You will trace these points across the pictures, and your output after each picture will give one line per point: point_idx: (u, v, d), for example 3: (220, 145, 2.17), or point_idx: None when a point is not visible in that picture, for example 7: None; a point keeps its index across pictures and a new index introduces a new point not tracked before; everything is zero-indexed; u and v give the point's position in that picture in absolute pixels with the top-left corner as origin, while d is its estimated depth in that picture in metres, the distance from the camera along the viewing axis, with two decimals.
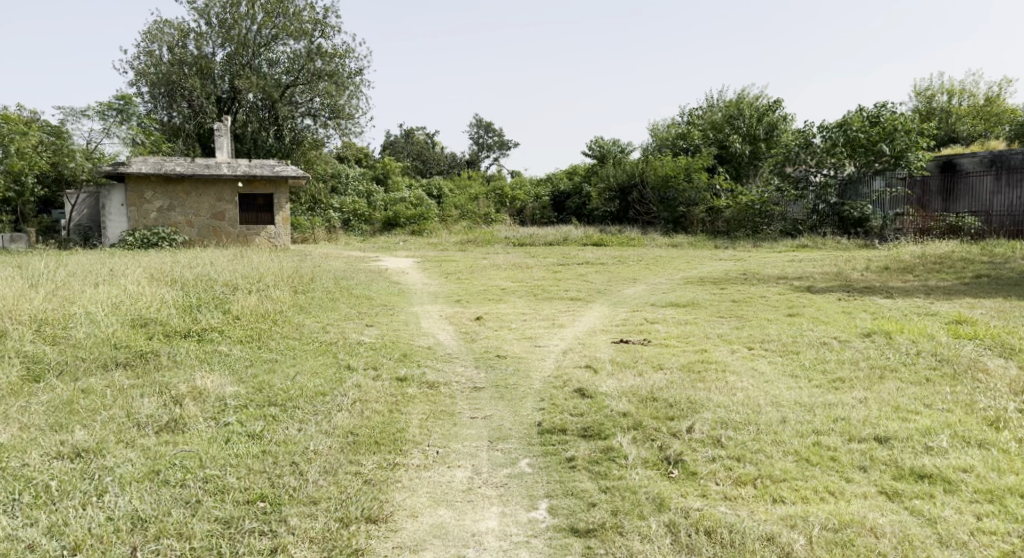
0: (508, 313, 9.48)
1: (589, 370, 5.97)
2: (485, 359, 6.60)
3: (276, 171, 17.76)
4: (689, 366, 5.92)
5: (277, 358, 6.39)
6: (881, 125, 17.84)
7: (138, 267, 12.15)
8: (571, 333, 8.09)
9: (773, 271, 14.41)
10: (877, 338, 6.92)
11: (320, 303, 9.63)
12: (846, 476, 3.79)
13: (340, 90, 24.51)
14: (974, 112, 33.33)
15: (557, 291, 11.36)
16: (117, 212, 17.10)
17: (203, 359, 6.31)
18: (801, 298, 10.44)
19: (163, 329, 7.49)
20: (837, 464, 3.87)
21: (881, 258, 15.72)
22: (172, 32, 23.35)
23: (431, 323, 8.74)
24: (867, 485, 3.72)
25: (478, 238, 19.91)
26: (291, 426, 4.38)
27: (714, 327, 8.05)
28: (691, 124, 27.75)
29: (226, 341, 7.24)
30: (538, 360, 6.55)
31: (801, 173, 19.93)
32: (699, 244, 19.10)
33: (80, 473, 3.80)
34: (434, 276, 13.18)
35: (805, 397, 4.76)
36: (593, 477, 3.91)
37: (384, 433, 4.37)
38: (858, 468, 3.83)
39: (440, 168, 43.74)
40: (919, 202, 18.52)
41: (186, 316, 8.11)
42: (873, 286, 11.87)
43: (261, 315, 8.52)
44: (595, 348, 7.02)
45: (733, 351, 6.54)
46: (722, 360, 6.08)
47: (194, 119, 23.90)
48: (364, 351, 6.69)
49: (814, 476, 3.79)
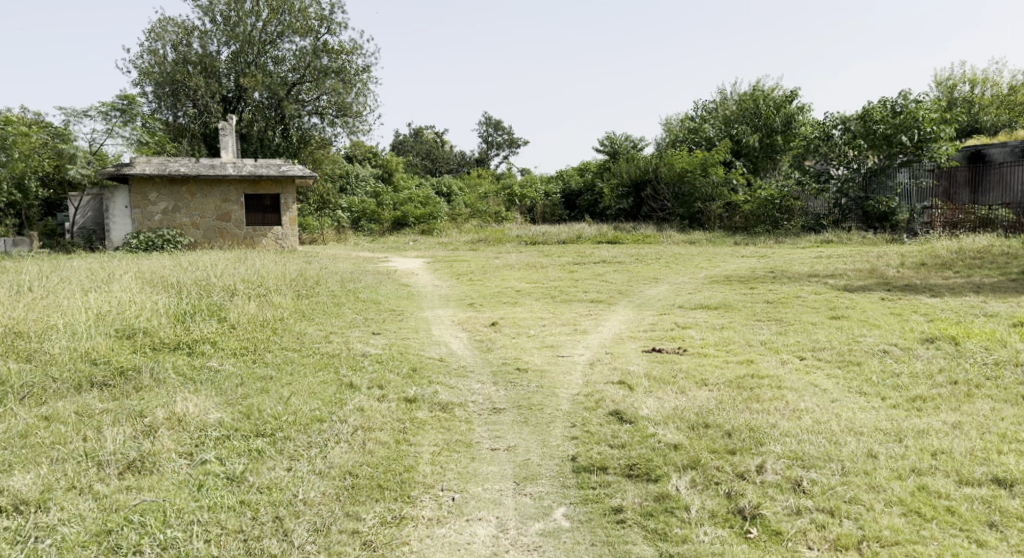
0: (526, 317, 8.81)
1: (624, 386, 5.25)
2: (504, 373, 5.89)
3: (282, 171, 17.10)
4: (738, 381, 5.21)
5: (274, 374, 5.70)
6: (901, 117, 17.07)
7: (133, 271, 11.48)
8: (596, 340, 7.37)
9: (802, 268, 13.66)
10: (943, 345, 6.22)
11: (324, 309, 8.91)
12: (973, 539, 3.12)
13: (347, 88, 23.91)
14: (998, 102, 32.33)
15: (576, 292, 10.63)
16: (121, 214, 16.48)
17: (191, 376, 5.61)
18: (840, 298, 9.71)
19: (151, 340, 6.80)
20: (958, 519, 3.21)
21: (913, 254, 14.90)
22: (176, 30, 22.71)
23: (443, 330, 8.05)
24: (1005, 551, 3.05)
25: (489, 237, 19.23)
26: (277, 465, 3.69)
27: (754, 332, 7.33)
28: (704, 117, 26.94)
29: (219, 353, 6.56)
30: (563, 374, 5.83)
31: (820, 167, 19.14)
32: (718, 241, 18.33)
33: (14, 537, 3.15)
34: (444, 278, 12.48)
35: (886, 424, 4.07)
36: (648, 538, 3.24)
37: (390, 473, 3.67)
38: (987, 527, 3.16)
39: (450, 166, 43.00)
40: (946, 194, 17.55)
41: (178, 326, 7.42)
42: (913, 284, 11.12)
43: (261, 323, 7.83)
44: (626, 359, 6.29)
45: (784, 361, 5.83)
46: (776, 375, 5.35)
47: (198, 118, 23.27)
48: (369, 365, 6.00)
49: (933, 537, 3.13)
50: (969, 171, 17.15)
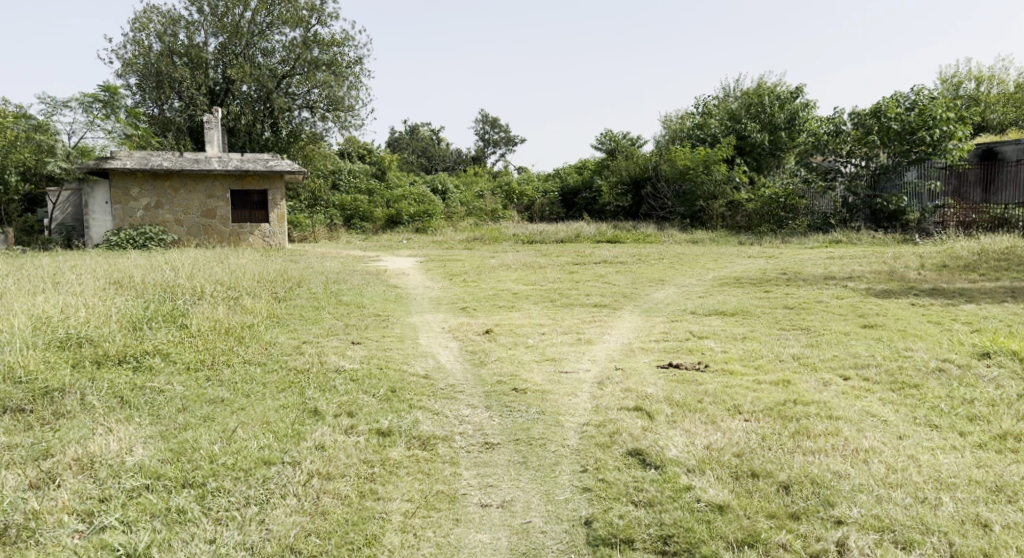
0: (523, 323, 7.95)
1: (642, 413, 4.40)
2: (499, 395, 5.02)
3: (270, 166, 16.18)
4: (777, 407, 4.37)
5: (228, 396, 4.81)
6: (917, 112, 16.17)
7: (101, 270, 10.58)
8: (603, 352, 6.52)
9: (816, 270, 12.79)
10: (1007, 362, 5.45)
11: (301, 315, 8.02)
12: None
13: (338, 81, 23.01)
14: (1004, 98, 31.41)
15: (577, 296, 9.74)
16: (101, 210, 15.50)
17: (128, 399, 4.71)
18: (867, 304, 8.90)
19: (94, 352, 5.92)
20: None
21: (932, 255, 14.06)
22: (160, 20, 21.70)
23: (431, 338, 7.18)
24: None
25: (484, 235, 18.33)
26: (197, 535, 3.06)
27: (784, 344, 6.47)
28: (705, 113, 25.99)
29: (171, 368, 5.68)
30: (568, 397, 4.96)
31: (829, 164, 18.11)
32: (722, 240, 17.48)
33: None
34: (437, 279, 11.61)
35: (987, 473, 3.36)
36: None
37: (345, 549, 3.03)
38: None
39: (445, 164, 42.11)
40: (956, 192, 16.87)
41: (132, 335, 6.55)
42: (939, 288, 10.31)
43: (227, 331, 6.94)
44: (641, 377, 5.42)
45: (827, 384, 4.98)
46: (822, 400, 4.52)
47: (183, 111, 22.27)
48: (341, 385, 5.12)
49: None
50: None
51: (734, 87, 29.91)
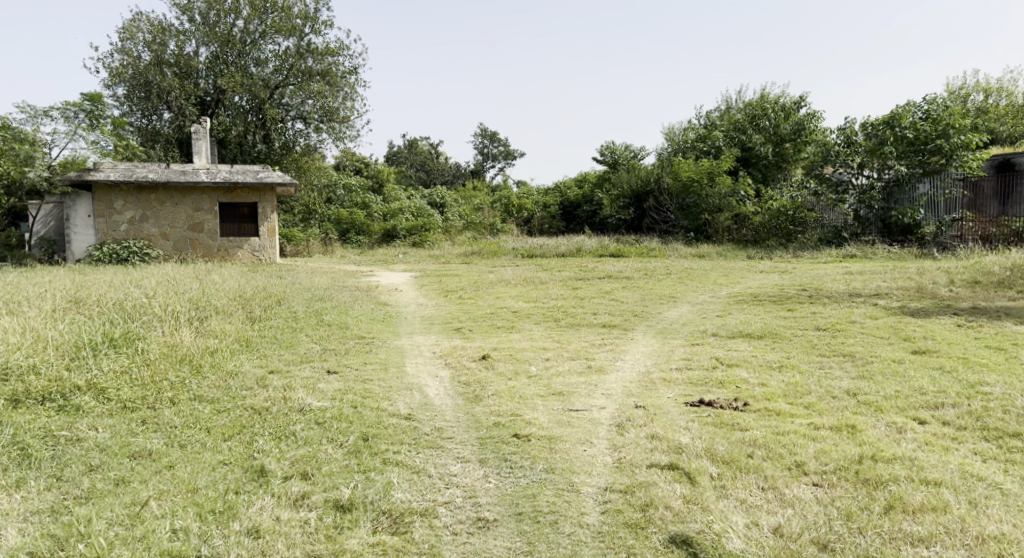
0: (524, 347, 6.97)
1: (676, 473, 3.48)
2: (497, 443, 4.05)
3: (260, 178, 15.18)
4: (847, 465, 3.49)
5: (159, 448, 3.85)
6: (932, 122, 15.33)
7: (66, 288, 9.64)
8: (619, 383, 5.56)
9: (838, 286, 11.86)
10: None
11: (275, 338, 7.03)
12: None
13: (333, 92, 22.12)
14: (1013, 112, 30.40)
15: (584, 315, 8.78)
16: (83, 224, 14.63)
17: (31, 451, 3.77)
18: (909, 324, 7.95)
19: (20, 387, 4.96)
20: None
21: (959, 270, 13.10)
22: (149, 28, 20.79)
23: (419, 365, 6.20)
24: None
25: (483, 250, 17.40)
26: None
27: (831, 375, 5.51)
28: (710, 123, 25.08)
29: (103, 410, 4.71)
30: (581, 446, 4.00)
31: (840, 175, 17.14)
32: (730, 255, 16.54)
33: None
34: (431, 295, 10.67)
35: None
36: None
37: None
38: None
39: (444, 178, 41.20)
40: (972, 205, 15.55)
41: (72, 366, 5.58)
42: (980, 306, 9.36)
43: (185, 360, 5.97)
44: (669, 419, 4.44)
45: (901, 431, 4.02)
46: (905, 453, 3.58)
47: (172, 121, 21.29)
48: (303, 431, 4.14)
49: None
50: (998, 181, 15.19)
51: (737, 98, 28.91)
